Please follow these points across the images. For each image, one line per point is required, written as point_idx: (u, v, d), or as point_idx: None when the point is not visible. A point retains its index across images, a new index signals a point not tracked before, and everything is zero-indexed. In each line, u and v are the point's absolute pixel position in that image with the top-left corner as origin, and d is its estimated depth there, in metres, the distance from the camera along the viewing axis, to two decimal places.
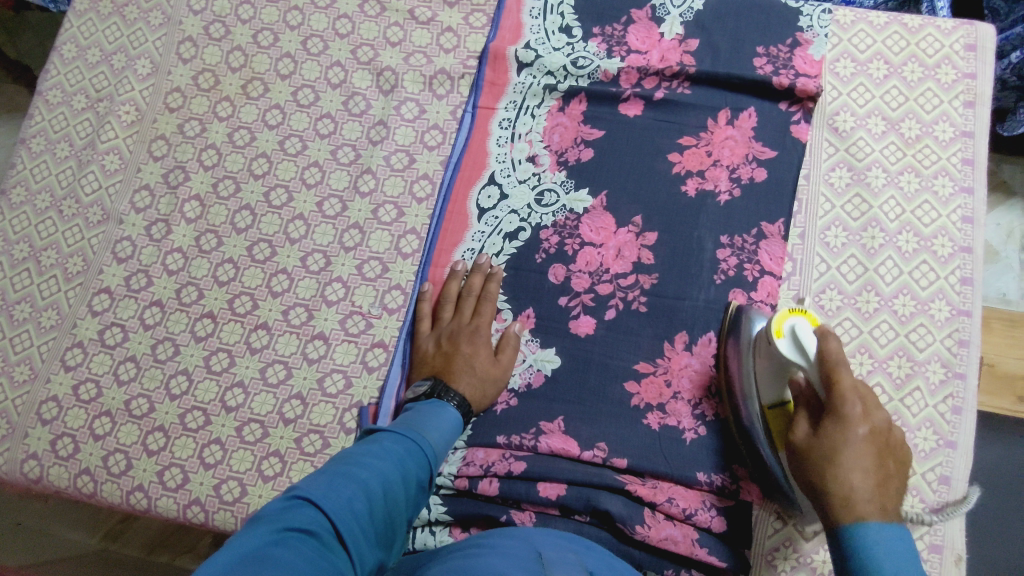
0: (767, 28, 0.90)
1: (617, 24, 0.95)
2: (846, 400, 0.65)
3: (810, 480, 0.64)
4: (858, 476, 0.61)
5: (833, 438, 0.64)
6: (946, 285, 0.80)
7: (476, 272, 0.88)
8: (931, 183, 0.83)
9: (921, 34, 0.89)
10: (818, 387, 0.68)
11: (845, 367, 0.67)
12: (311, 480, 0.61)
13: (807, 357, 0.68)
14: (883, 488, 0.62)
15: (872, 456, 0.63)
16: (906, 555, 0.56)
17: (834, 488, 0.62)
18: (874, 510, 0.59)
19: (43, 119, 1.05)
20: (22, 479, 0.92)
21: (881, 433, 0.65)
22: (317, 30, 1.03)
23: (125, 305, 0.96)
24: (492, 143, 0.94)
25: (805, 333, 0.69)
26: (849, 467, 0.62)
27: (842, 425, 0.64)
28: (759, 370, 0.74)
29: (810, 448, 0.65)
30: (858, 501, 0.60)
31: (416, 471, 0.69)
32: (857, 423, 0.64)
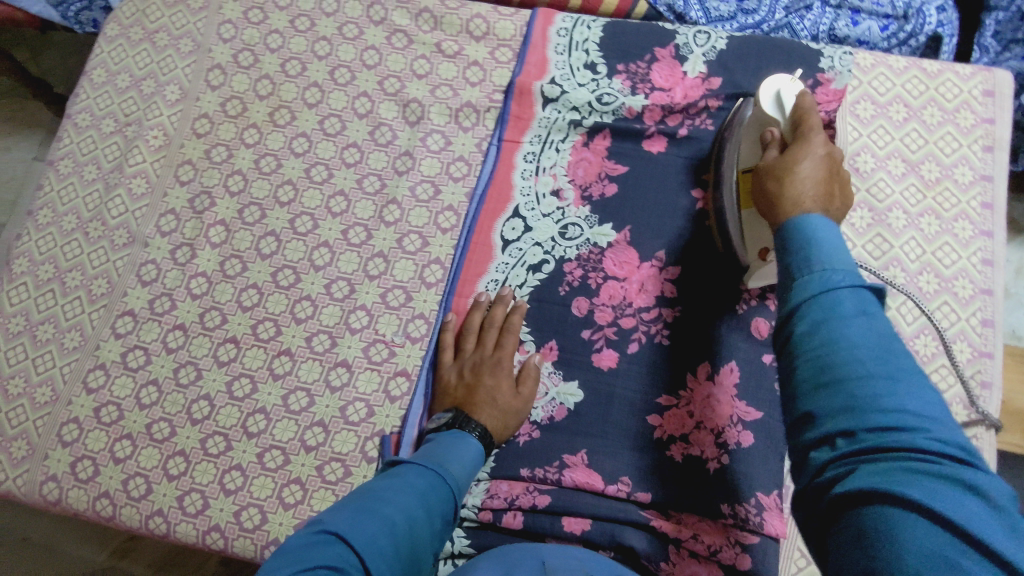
0: (789, 69, 0.92)
1: (641, 61, 0.97)
2: (811, 129, 0.66)
3: (764, 190, 0.63)
4: (808, 181, 0.60)
5: (792, 156, 0.63)
6: (967, 327, 0.81)
7: (500, 303, 0.89)
8: (952, 225, 0.85)
9: (940, 78, 0.90)
10: (788, 130, 0.70)
11: (815, 118, 0.68)
12: (336, 515, 0.62)
13: (782, 110, 0.72)
14: (827, 183, 0.61)
15: (822, 173, 0.61)
16: (840, 242, 0.53)
17: (783, 179, 0.61)
18: (815, 206, 0.58)
19: (71, 141, 1.07)
20: (41, 501, 0.92)
21: (833, 163, 0.62)
22: (345, 61, 1.05)
23: (149, 328, 0.97)
24: (517, 175, 0.95)
25: (788, 93, 0.73)
26: (801, 178, 0.60)
27: (802, 148, 0.63)
28: (744, 127, 0.81)
29: (771, 165, 0.64)
30: (802, 191, 0.59)
31: (439, 504, 0.69)
32: (814, 148, 0.63)
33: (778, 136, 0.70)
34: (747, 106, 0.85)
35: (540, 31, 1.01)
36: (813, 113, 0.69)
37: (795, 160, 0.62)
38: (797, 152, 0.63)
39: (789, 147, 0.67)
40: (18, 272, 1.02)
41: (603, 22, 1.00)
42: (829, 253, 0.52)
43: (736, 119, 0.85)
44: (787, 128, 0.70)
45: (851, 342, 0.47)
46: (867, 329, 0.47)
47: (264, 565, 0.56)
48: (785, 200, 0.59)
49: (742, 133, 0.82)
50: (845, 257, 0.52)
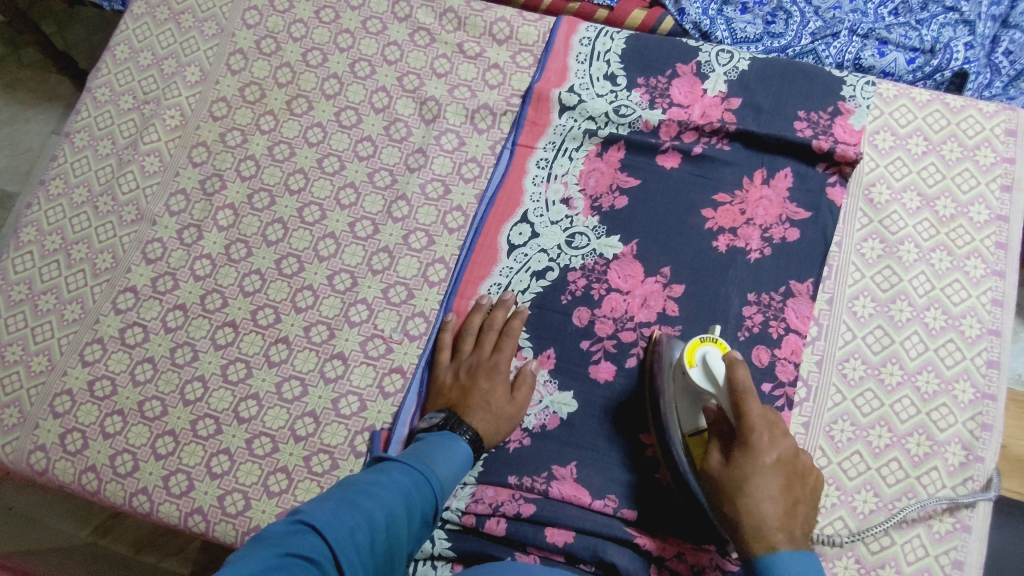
0: (810, 94, 0.92)
1: (662, 76, 0.96)
2: (755, 430, 0.65)
3: (721, 512, 0.65)
4: (777, 520, 0.61)
5: (741, 475, 0.63)
6: (972, 366, 0.80)
7: (501, 307, 0.88)
8: (963, 263, 0.84)
9: (963, 114, 0.89)
10: (729, 410, 0.70)
11: (753, 400, 0.67)
12: (318, 505, 0.61)
13: (715, 381, 0.72)
14: (789, 493, 0.63)
15: (780, 484, 0.63)
16: (812, 570, 0.59)
17: (746, 519, 0.62)
18: (786, 538, 0.61)
19: (89, 115, 1.08)
20: (28, 470, 0.92)
21: (788, 461, 0.64)
22: (367, 54, 1.05)
23: (149, 306, 0.97)
24: (528, 181, 0.95)
25: (714, 360, 0.73)
26: (759, 497, 0.62)
27: (751, 459, 0.64)
28: (677, 394, 0.77)
29: (721, 477, 0.65)
30: (768, 532, 0.61)
31: (421, 504, 0.68)
32: (763, 450, 0.64)
33: (723, 415, 0.70)
34: (675, 347, 0.81)
35: (563, 39, 1.01)
36: (745, 373, 0.68)
37: (749, 485, 0.62)
38: (752, 461, 0.64)
39: (736, 431, 0.66)
40: (25, 241, 1.02)
41: (626, 35, 1.00)
42: None
43: (663, 367, 0.79)
44: (729, 411, 0.69)
45: None
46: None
47: (239, 549, 0.56)
48: (749, 535, 0.61)
49: (676, 374, 0.77)
50: None
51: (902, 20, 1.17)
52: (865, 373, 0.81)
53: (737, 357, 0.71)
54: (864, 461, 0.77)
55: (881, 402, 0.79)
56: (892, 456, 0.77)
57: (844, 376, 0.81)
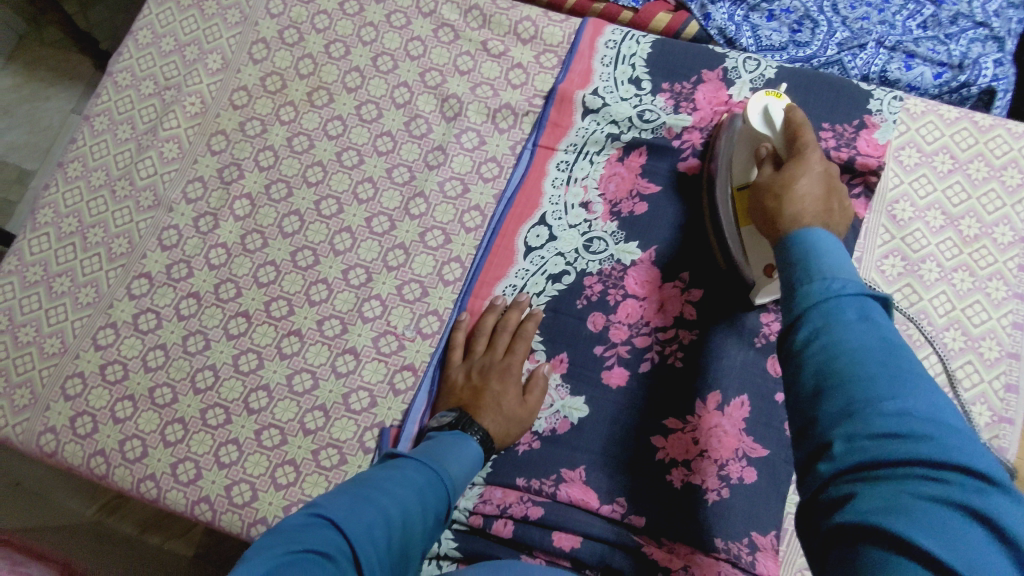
0: (836, 106, 0.90)
1: (687, 82, 0.95)
2: (808, 145, 0.67)
3: (762, 207, 0.64)
4: (809, 197, 0.60)
5: (790, 170, 0.64)
6: (989, 389, 0.79)
7: (515, 308, 0.88)
8: (985, 284, 0.83)
9: (991, 133, 0.88)
10: (782, 146, 0.71)
11: (807, 130, 0.70)
12: (332, 500, 0.61)
13: (772, 125, 0.74)
14: (828, 196, 0.62)
15: (823, 180, 0.62)
16: (839, 248, 0.54)
17: (781, 202, 0.62)
18: (813, 212, 0.59)
19: (110, 99, 1.07)
20: (37, 451, 0.92)
21: (829, 176, 0.63)
22: (389, 49, 1.05)
23: (163, 292, 0.97)
24: (548, 183, 0.94)
25: (776, 109, 0.75)
26: (800, 193, 0.61)
27: (801, 162, 0.65)
28: (734, 141, 0.83)
29: (770, 181, 0.65)
30: (800, 198, 0.61)
31: (434, 503, 0.68)
32: (810, 156, 0.65)
33: (773, 146, 0.72)
34: (738, 119, 0.87)
35: (588, 40, 1.00)
36: (802, 114, 0.71)
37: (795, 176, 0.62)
38: (799, 160, 0.65)
39: (787, 158, 0.68)
40: (41, 222, 1.02)
41: (653, 38, 0.99)
42: (830, 257, 0.52)
43: (725, 131, 0.86)
44: (782, 143, 0.72)
45: (858, 356, 0.46)
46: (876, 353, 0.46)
47: (255, 544, 0.55)
48: (781, 201, 0.61)
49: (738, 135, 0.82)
50: (847, 258, 0.53)
51: (930, 33, 1.15)
52: None
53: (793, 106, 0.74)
54: None
55: None
56: None
57: None
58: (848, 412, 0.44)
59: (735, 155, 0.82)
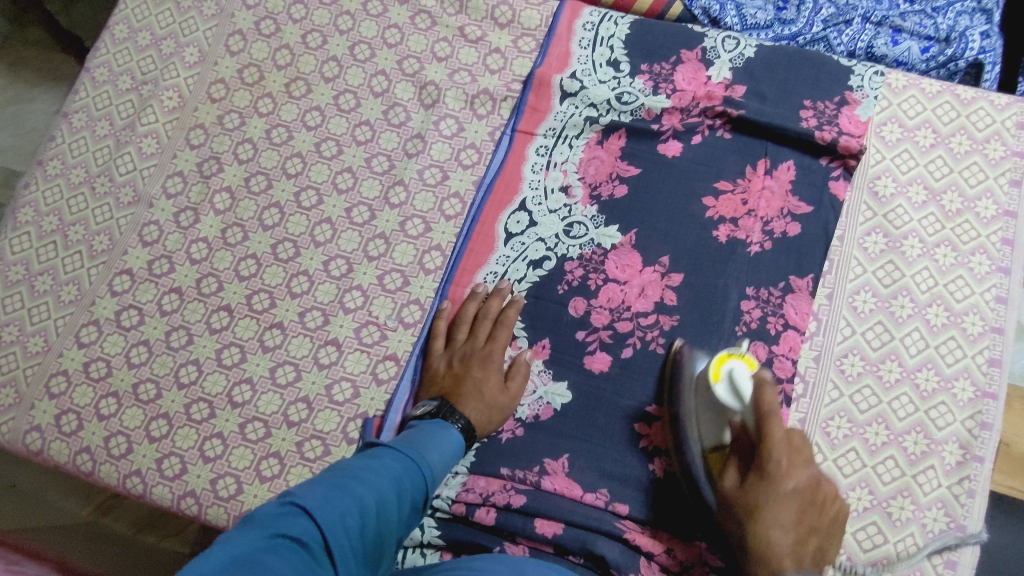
0: (817, 83, 0.89)
1: (665, 63, 0.94)
2: (773, 456, 0.65)
3: (734, 532, 0.66)
4: (790, 561, 0.62)
5: (758, 495, 0.65)
6: (972, 365, 0.78)
7: (496, 296, 0.87)
8: (968, 259, 0.82)
9: (973, 106, 0.87)
10: (752, 423, 0.68)
11: (777, 420, 0.65)
12: (308, 488, 0.61)
13: (741, 401, 0.70)
14: (803, 522, 0.64)
15: (798, 508, 0.64)
16: None
17: (758, 544, 0.64)
18: (795, 568, 0.62)
19: (87, 96, 1.07)
20: (23, 450, 0.92)
21: (807, 489, 0.65)
22: (367, 37, 1.04)
23: (145, 288, 0.97)
24: (527, 168, 0.93)
25: (742, 378, 0.71)
26: (772, 524, 0.63)
27: (769, 484, 0.65)
28: (699, 407, 0.75)
29: (738, 502, 0.66)
30: (777, 558, 0.62)
31: (412, 491, 0.68)
32: (785, 476, 0.64)
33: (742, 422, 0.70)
34: (699, 359, 0.79)
35: (566, 24, 0.99)
36: (772, 393, 0.66)
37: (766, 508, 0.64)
38: (772, 489, 0.64)
39: (756, 446, 0.67)
40: (22, 221, 1.02)
41: (630, 20, 0.98)
42: None
43: (686, 381, 0.78)
44: (751, 420, 0.68)
45: None
46: None
47: (228, 530, 0.55)
48: (755, 562, 0.64)
49: (700, 385, 0.76)
50: None
51: (917, 7, 1.14)
52: (863, 369, 0.79)
53: (767, 377, 0.68)
54: (859, 459, 0.76)
55: (879, 399, 0.78)
56: (888, 454, 0.76)
57: (842, 372, 0.79)
58: None
59: (698, 408, 0.75)
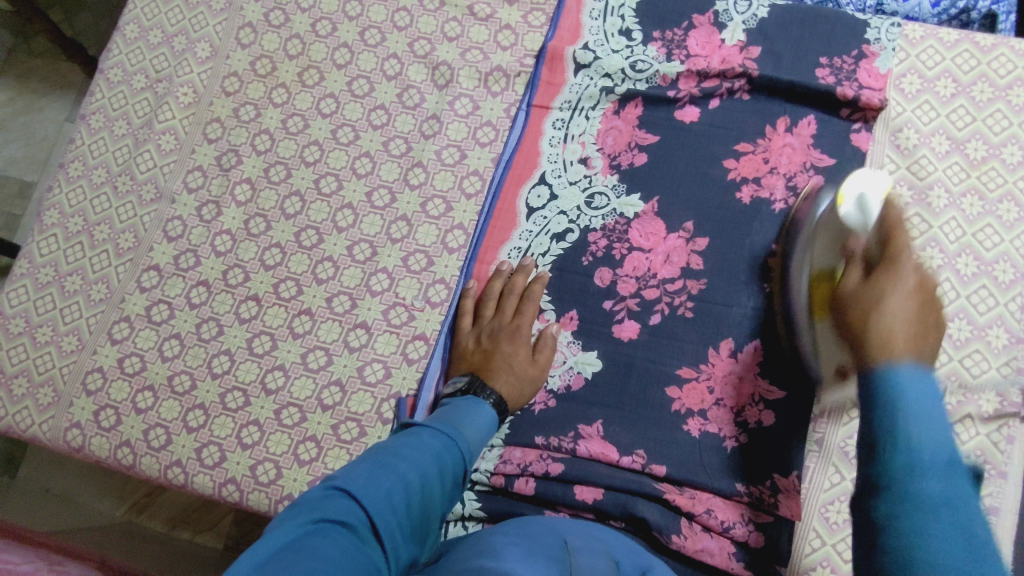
0: (832, 39, 0.89)
1: (678, 28, 0.94)
2: (902, 254, 0.61)
3: (849, 333, 0.59)
4: (899, 318, 0.56)
5: (876, 291, 0.59)
6: (1006, 312, 0.78)
7: (521, 272, 0.88)
8: (995, 207, 0.81)
9: (993, 53, 0.86)
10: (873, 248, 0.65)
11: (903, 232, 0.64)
12: (351, 470, 0.62)
13: (868, 216, 0.68)
14: (922, 314, 0.57)
15: (913, 303, 0.57)
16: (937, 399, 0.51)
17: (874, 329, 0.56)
18: (909, 351, 0.54)
19: (103, 97, 1.08)
20: (65, 447, 0.94)
21: (930, 287, 0.59)
22: (376, 22, 1.04)
23: (173, 283, 0.98)
24: (546, 142, 0.94)
25: (873, 199, 0.69)
26: (891, 314, 0.56)
27: (891, 275, 0.59)
28: (821, 229, 0.75)
29: (856, 296, 0.60)
30: (898, 342, 0.54)
31: (451, 467, 0.68)
32: (893, 290, 0.58)
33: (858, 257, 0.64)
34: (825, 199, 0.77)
35: None
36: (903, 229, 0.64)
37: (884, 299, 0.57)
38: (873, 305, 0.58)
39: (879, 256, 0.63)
40: (48, 224, 1.03)
41: None
42: (918, 416, 0.50)
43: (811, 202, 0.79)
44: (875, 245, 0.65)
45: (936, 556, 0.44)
46: (955, 548, 0.44)
47: (276, 518, 0.56)
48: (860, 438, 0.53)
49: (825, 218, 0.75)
50: (941, 421, 0.50)
51: None
52: None
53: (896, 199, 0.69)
54: None
55: None
56: None
57: None
58: (891, 513, 0.47)
59: (818, 242, 0.75)
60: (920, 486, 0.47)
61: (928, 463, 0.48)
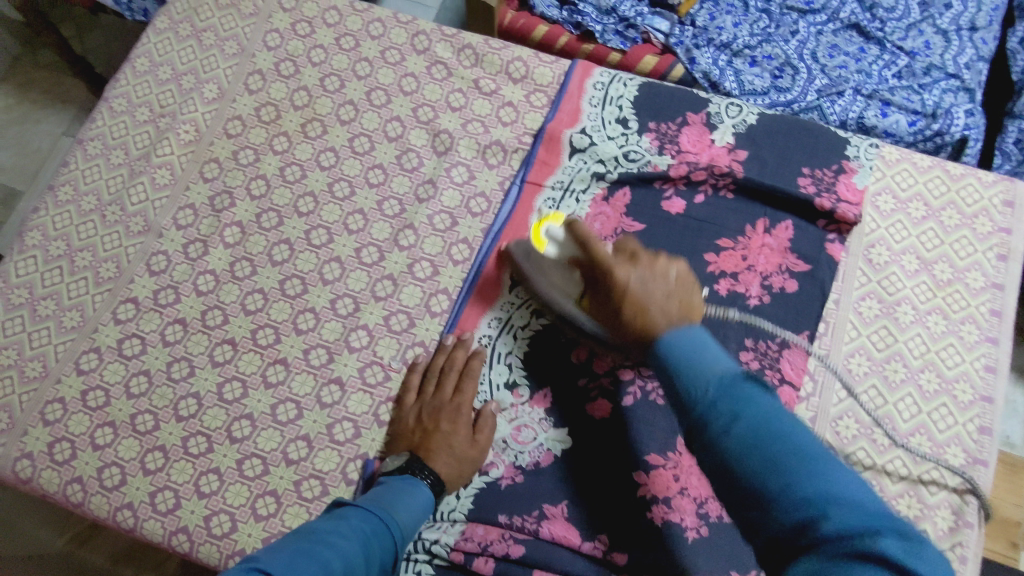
0: (814, 152, 0.94)
1: (672, 124, 0.98)
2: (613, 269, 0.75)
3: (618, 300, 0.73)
4: (650, 295, 0.71)
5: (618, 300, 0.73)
6: (964, 431, 0.81)
7: (460, 347, 0.89)
8: (958, 327, 0.85)
9: (962, 182, 0.92)
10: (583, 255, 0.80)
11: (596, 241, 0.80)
12: (274, 553, 0.59)
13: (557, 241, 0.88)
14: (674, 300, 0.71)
15: (646, 273, 0.74)
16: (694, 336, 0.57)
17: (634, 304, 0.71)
18: (665, 319, 0.68)
19: (104, 125, 1.09)
20: (13, 478, 0.91)
21: (655, 276, 0.74)
22: (383, 84, 1.07)
23: (149, 318, 0.97)
24: (535, 219, 0.96)
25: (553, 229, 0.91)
26: (642, 290, 0.72)
27: (612, 270, 0.75)
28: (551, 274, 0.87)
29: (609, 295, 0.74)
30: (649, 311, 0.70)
31: (380, 553, 0.68)
32: (619, 272, 0.75)
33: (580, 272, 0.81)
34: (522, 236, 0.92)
35: (577, 82, 1.03)
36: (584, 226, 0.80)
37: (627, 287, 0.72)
38: (617, 288, 0.74)
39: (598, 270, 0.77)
40: (29, 245, 1.02)
41: (639, 82, 1.02)
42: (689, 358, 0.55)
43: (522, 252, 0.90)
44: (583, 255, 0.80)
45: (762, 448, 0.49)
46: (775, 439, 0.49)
47: None
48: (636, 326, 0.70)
49: (540, 263, 0.89)
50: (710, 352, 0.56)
51: (905, 83, 1.24)
52: (858, 431, 0.81)
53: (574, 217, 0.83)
54: None
55: (873, 461, 0.80)
56: None
57: (838, 434, 0.81)
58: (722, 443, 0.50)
59: (551, 275, 0.87)
60: (733, 433, 0.50)
61: (711, 396, 0.52)
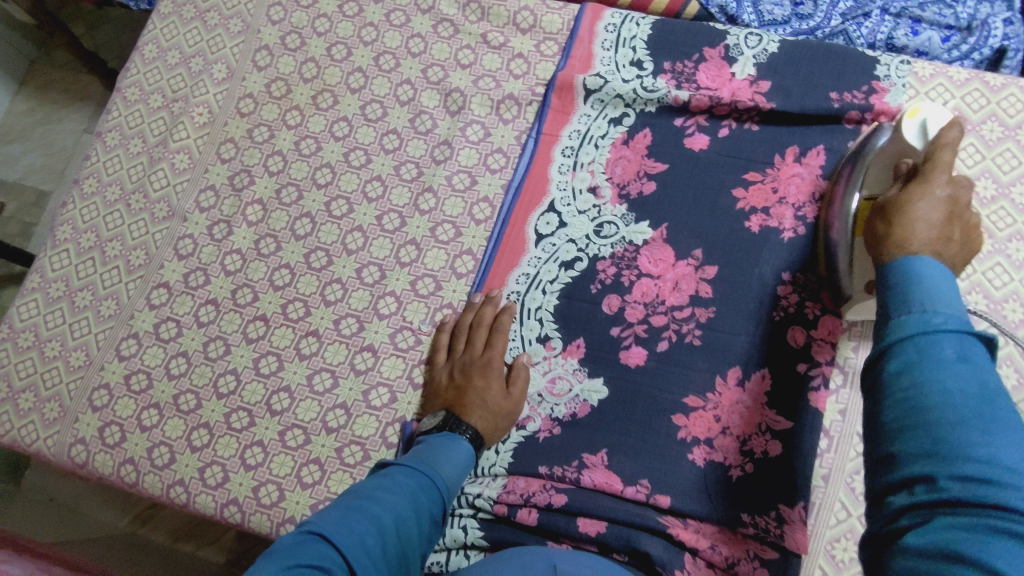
0: (842, 75, 0.90)
1: (689, 61, 0.95)
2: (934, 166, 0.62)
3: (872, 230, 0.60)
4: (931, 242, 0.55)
5: (913, 194, 0.60)
6: (1015, 352, 0.78)
7: (488, 304, 0.89)
8: (1006, 246, 0.82)
9: (1003, 93, 0.87)
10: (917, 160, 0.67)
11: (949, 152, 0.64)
12: (324, 514, 0.62)
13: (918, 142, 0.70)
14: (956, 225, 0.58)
15: (945, 210, 0.58)
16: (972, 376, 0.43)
17: (895, 228, 0.57)
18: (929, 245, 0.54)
19: (120, 115, 1.09)
20: (69, 463, 0.94)
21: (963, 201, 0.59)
22: (390, 47, 1.06)
23: (182, 301, 0.98)
24: (554, 170, 0.94)
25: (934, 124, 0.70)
26: (922, 219, 0.57)
27: (924, 185, 0.60)
28: (872, 167, 0.76)
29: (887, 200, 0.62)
30: (914, 240, 0.55)
31: (428, 505, 0.69)
32: (937, 181, 0.60)
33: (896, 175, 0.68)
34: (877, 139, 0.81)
35: (587, 26, 1.00)
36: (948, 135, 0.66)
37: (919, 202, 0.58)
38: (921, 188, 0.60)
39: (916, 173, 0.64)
40: (60, 239, 1.04)
41: (652, 20, 0.99)
42: (950, 390, 0.43)
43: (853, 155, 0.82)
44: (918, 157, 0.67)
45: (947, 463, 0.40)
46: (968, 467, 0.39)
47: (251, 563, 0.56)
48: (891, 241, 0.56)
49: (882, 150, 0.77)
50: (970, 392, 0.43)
51: None
52: None
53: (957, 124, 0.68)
54: None
55: None
56: None
57: None
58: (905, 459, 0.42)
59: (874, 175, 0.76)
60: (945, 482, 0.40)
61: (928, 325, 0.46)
